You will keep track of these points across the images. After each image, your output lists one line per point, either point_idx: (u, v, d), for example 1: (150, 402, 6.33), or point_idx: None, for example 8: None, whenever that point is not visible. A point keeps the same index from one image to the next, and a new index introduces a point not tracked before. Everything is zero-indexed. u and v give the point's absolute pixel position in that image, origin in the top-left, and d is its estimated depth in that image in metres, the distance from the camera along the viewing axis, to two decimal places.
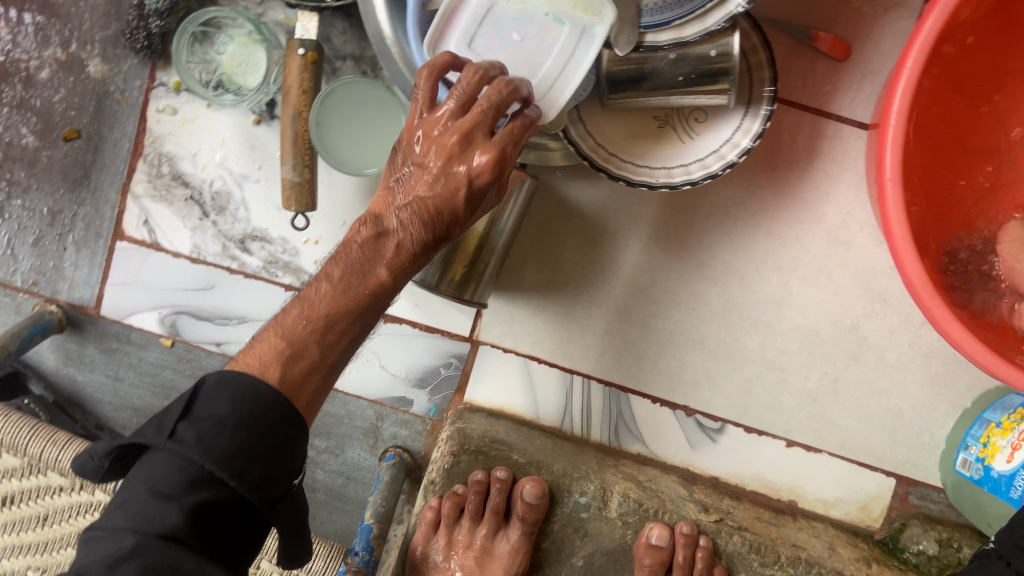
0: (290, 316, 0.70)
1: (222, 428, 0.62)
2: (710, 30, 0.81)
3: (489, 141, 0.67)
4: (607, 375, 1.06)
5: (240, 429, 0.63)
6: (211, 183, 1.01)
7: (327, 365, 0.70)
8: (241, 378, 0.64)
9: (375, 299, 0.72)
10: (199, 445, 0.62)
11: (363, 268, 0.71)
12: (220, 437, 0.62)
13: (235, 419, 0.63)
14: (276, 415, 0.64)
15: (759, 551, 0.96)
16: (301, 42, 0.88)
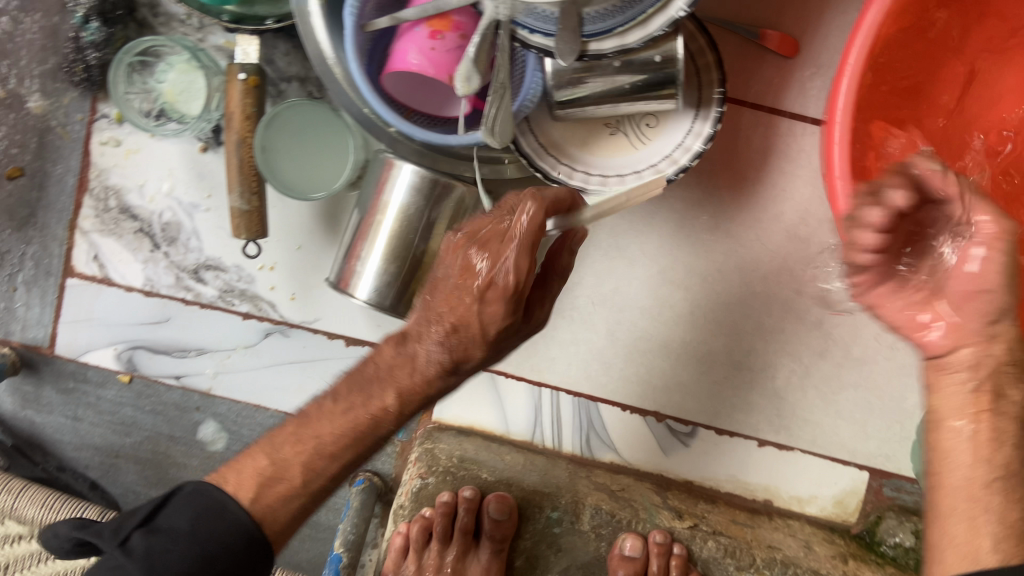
0: (284, 436, 0.75)
1: (179, 546, 0.68)
2: (653, 35, 0.80)
3: (502, 248, 0.64)
4: (576, 386, 1.04)
5: (193, 547, 0.68)
6: (160, 215, 0.99)
7: (307, 493, 0.75)
8: (213, 495, 0.71)
9: (375, 422, 0.73)
10: (155, 556, 0.67)
11: (368, 390, 0.73)
12: (176, 554, 0.67)
13: (195, 531, 0.69)
14: (230, 542, 0.70)
15: (734, 555, 1.00)
16: (241, 67, 0.86)
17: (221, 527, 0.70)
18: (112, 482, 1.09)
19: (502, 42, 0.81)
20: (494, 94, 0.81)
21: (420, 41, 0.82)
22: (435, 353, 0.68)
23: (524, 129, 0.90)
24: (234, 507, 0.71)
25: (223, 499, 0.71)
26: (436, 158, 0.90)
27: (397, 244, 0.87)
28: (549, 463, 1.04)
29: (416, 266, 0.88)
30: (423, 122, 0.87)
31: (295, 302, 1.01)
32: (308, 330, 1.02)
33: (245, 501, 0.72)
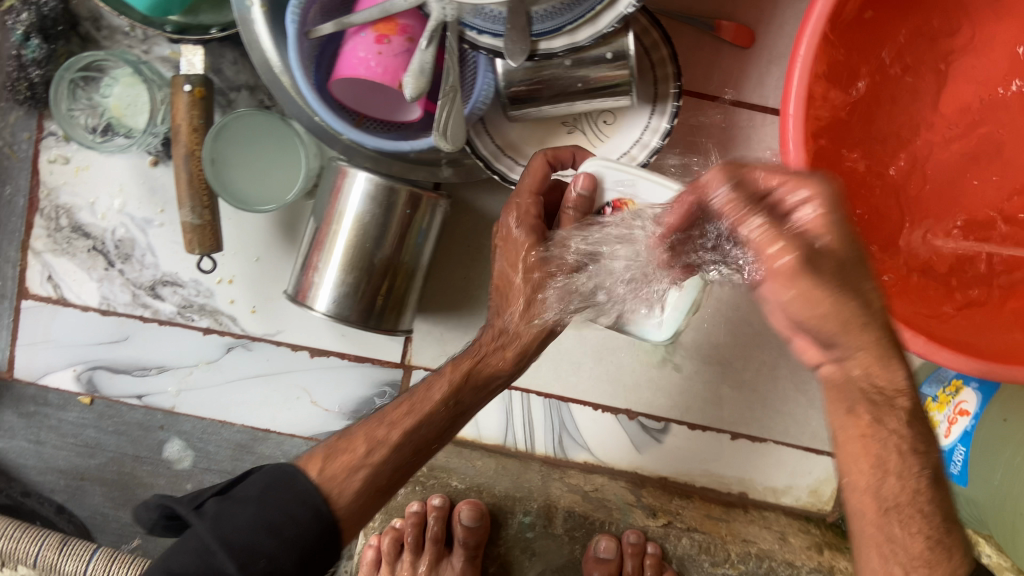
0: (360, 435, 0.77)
1: (245, 508, 0.70)
2: (602, 33, 0.79)
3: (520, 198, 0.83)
4: (547, 387, 1.02)
5: (260, 509, 0.70)
6: (114, 232, 0.98)
7: (372, 462, 0.74)
8: (285, 467, 0.73)
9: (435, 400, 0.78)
10: (222, 518, 0.70)
11: (435, 377, 0.80)
12: (243, 518, 0.70)
13: (264, 497, 0.71)
14: (298, 509, 0.70)
15: (708, 551, 0.99)
16: (185, 79, 0.83)
17: (294, 494, 0.71)
18: (79, 504, 1.05)
19: (451, 44, 0.79)
20: (445, 97, 0.79)
21: (367, 47, 0.80)
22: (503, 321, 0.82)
23: (479, 132, 0.89)
24: (304, 479, 0.72)
25: (295, 472, 0.73)
26: (390, 164, 0.89)
27: (355, 254, 0.85)
28: (521, 466, 1.03)
29: (374, 276, 0.86)
30: (375, 128, 0.86)
31: (257, 315, 0.99)
32: (271, 342, 1.00)
33: (313, 473, 0.73)
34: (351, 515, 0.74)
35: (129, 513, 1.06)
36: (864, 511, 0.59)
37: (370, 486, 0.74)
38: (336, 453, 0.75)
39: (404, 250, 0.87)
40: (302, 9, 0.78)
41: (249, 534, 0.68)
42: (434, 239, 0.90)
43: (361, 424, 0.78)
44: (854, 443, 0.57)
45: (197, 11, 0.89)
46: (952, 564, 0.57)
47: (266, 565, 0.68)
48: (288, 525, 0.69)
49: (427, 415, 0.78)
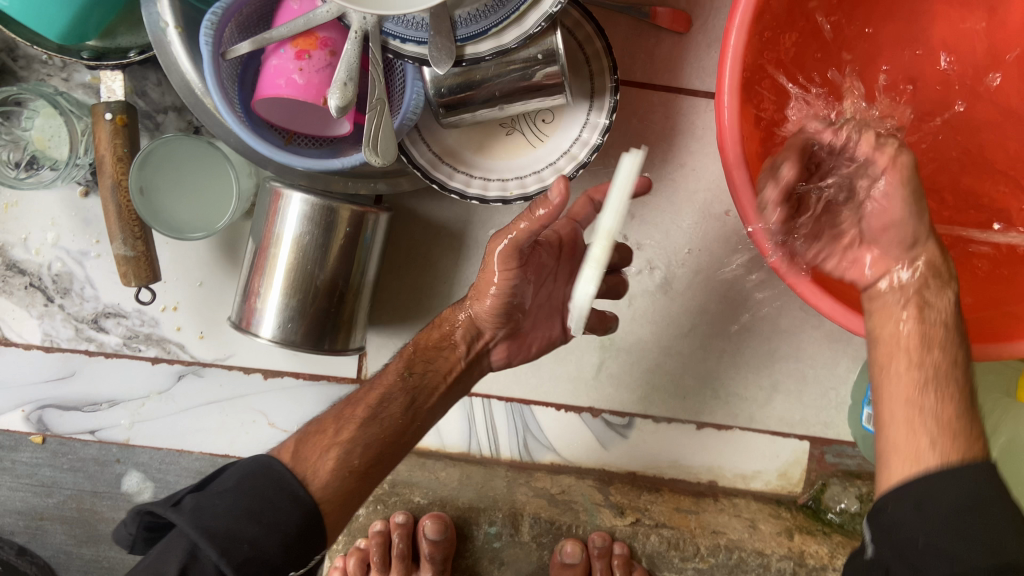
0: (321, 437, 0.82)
1: (224, 499, 0.76)
2: (529, 33, 0.77)
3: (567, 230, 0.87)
4: (507, 391, 1.00)
5: (237, 498, 0.76)
6: (50, 266, 0.94)
7: (344, 442, 0.81)
8: (256, 460, 0.80)
9: (388, 390, 0.84)
10: (203, 509, 0.75)
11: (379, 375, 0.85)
12: (223, 506, 0.76)
13: (241, 489, 0.77)
14: (270, 493, 0.77)
15: (677, 547, 1.00)
16: (105, 106, 0.81)
17: (269, 482, 0.78)
18: (41, 544, 1.05)
19: (375, 54, 0.77)
20: (372, 109, 0.77)
21: (286, 62, 0.77)
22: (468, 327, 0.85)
23: (415, 139, 0.87)
24: (278, 465, 0.80)
25: (270, 462, 0.81)
26: (326, 180, 0.87)
27: (296, 277, 0.83)
28: (487, 474, 1.01)
29: (317, 298, 0.84)
30: (306, 143, 0.84)
31: (205, 340, 0.97)
32: (222, 367, 0.98)
33: (288, 461, 0.81)
34: (331, 501, 0.80)
35: (94, 548, 1.05)
36: (902, 381, 0.65)
37: (345, 464, 0.81)
38: (310, 438, 0.82)
39: (350, 274, 0.85)
40: (216, 30, 0.76)
41: (230, 521, 0.74)
42: (378, 256, 0.89)
43: (336, 408, 0.86)
44: (895, 335, 0.67)
45: (114, 32, 0.87)
46: (972, 442, 0.62)
47: (249, 548, 0.74)
48: (266, 509, 0.76)
49: (383, 390, 0.84)
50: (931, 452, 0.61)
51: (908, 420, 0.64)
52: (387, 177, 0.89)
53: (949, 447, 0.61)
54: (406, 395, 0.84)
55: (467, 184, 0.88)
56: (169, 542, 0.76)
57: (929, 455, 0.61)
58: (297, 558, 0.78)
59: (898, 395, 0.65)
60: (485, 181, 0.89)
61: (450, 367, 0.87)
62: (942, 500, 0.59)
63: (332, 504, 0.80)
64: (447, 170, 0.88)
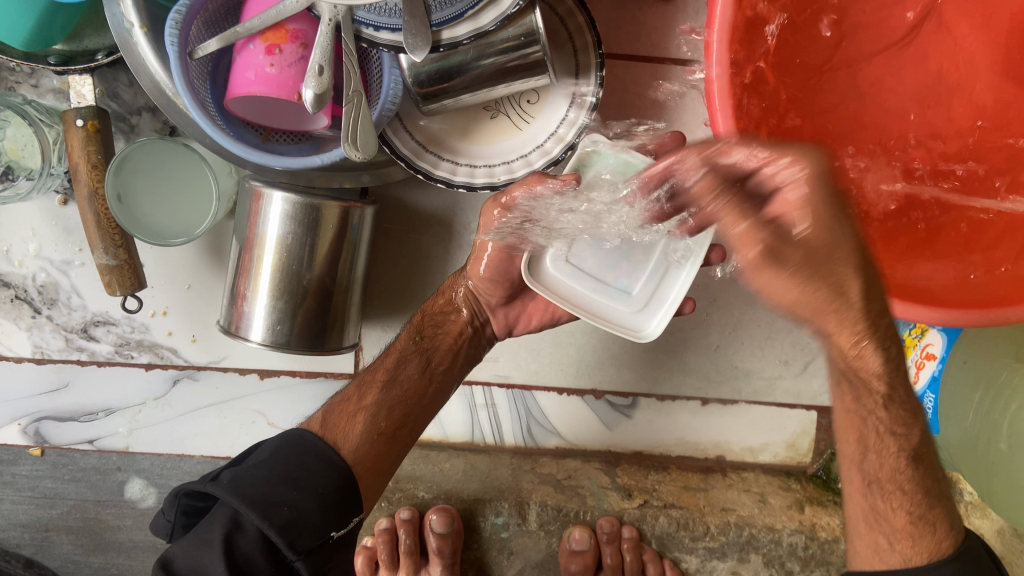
0: (345, 409, 0.79)
1: (262, 468, 0.71)
2: (506, 13, 0.74)
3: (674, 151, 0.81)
4: (508, 378, 0.98)
5: (272, 464, 0.72)
6: (34, 277, 0.92)
7: (369, 404, 0.79)
8: (288, 432, 0.76)
9: (405, 353, 0.82)
10: (239, 477, 0.71)
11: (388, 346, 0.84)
12: (259, 474, 0.71)
13: (276, 458, 0.73)
14: (305, 456, 0.73)
15: (687, 527, 0.97)
16: (75, 112, 0.78)
17: (303, 449, 0.74)
18: (48, 555, 1.05)
19: (347, 44, 0.74)
20: (348, 102, 0.74)
21: (257, 58, 0.75)
22: (457, 317, 0.85)
23: (397, 128, 0.84)
24: (311, 435, 0.75)
25: (301, 432, 0.76)
26: (309, 176, 0.85)
27: (283, 279, 0.81)
28: (492, 461, 1.00)
29: (307, 298, 0.82)
30: (284, 139, 0.82)
31: (197, 344, 0.95)
32: (217, 369, 0.97)
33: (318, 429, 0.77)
34: (365, 464, 0.77)
35: (102, 556, 1.05)
36: (854, 480, 0.68)
37: (374, 426, 0.78)
38: (336, 407, 0.79)
39: (342, 273, 0.84)
40: (182, 28, 0.73)
41: (269, 489, 0.69)
42: (367, 253, 0.87)
43: (355, 380, 0.83)
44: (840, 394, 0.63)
45: (80, 36, 0.84)
46: (937, 538, 0.65)
47: (289, 511, 0.69)
48: (303, 475, 0.72)
49: (398, 353, 0.83)
50: (893, 553, 0.65)
51: (871, 512, 0.67)
52: (372, 169, 0.86)
53: (911, 550, 0.64)
54: (421, 358, 0.83)
55: (454, 172, 0.86)
56: (210, 519, 0.71)
57: (890, 555, 0.65)
58: (340, 524, 0.72)
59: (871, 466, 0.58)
60: (471, 168, 0.86)
61: (462, 330, 0.86)
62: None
63: (363, 467, 0.76)
64: (433, 157, 0.85)
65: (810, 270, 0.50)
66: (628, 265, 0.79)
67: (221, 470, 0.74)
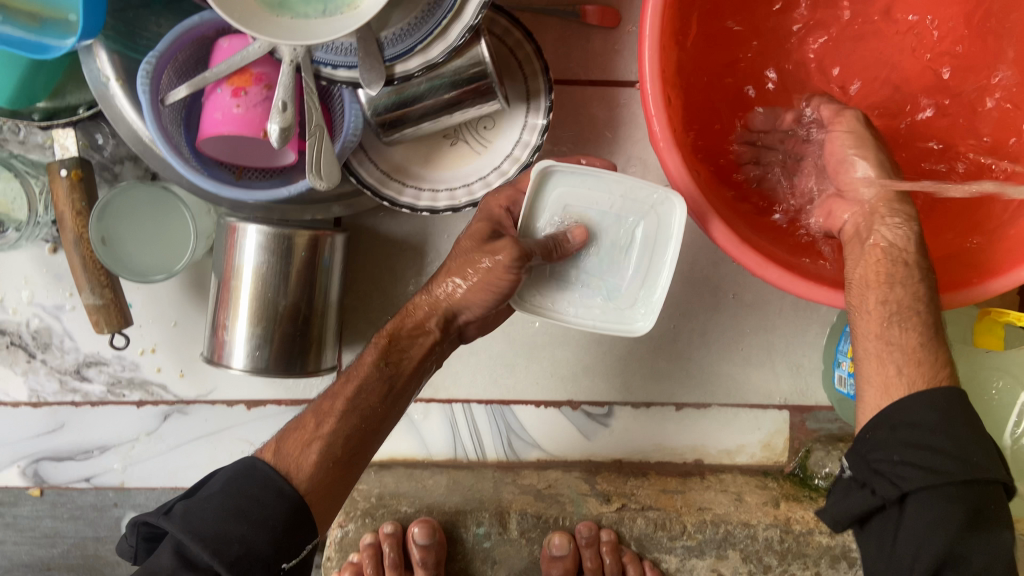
0: (296, 437, 0.80)
1: (212, 502, 0.74)
2: (453, 45, 0.79)
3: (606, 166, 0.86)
4: (487, 394, 1.02)
5: (222, 498, 0.75)
6: (28, 323, 0.97)
7: (325, 433, 0.79)
8: (241, 460, 0.78)
9: (369, 375, 0.82)
10: (190, 513, 0.74)
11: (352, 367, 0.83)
12: (209, 509, 0.74)
13: (227, 490, 0.75)
14: (256, 487, 0.76)
15: (664, 527, 1.01)
16: (59, 163, 0.84)
17: (255, 480, 0.76)
18: None
19: (308, 83, 0.79)
20: (310, 136, 0.79)
21: (224, 101, 0.80)
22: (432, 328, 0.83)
23: (361, 158, 0.89)
24: (263, 465, 0.78)
25: (254, 460, 0.78)
26: (282, 210, 0.89)
27: (260, 306, 0.86)
28: (476, 476, 1.03)
29: (284, 325, 0.86)
30: (256, 176, 0.88)
31: (186, 378, 0.99)
32: (206, 402, 1.01)
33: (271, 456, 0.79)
34: (316, 492, 0.78)
35: None
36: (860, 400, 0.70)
37: (329, 455, 0.79)
38: (291, 434, 0.80)
39: (314, 296, 0.88)
40: (153, 76, 0.78)
41: (218, 524, 0.73)
42: (341, 277, 0.91)
43: (314, 405, 0.83)
44: (869, 267, 0.70)
45: (62, 92, 0.89)
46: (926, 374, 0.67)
47: (240, 547, 0.73)
48: (253, 508, 0.74)
49: (363, 380, 0.82)
50: None
51: (879, 354, 0.68)
52: (342, 199, 0.91)
53: None
54: (383, 383, 0.82)
55: (416, 198, 0.91)
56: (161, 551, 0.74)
57: (898, 384, 0.67)
58: (294, 548, 0.76)
59: (869, 333, 0.69)
60: (433, 193, 0.91)
61: (426, 349, 0.84)
62: (921, 419, 0.65)
63: (317, 496, 0.78)
64: (396, 185, 0.90)
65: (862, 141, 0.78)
66: (613, 266, 0.81)
67: (173, 502, 0.77)
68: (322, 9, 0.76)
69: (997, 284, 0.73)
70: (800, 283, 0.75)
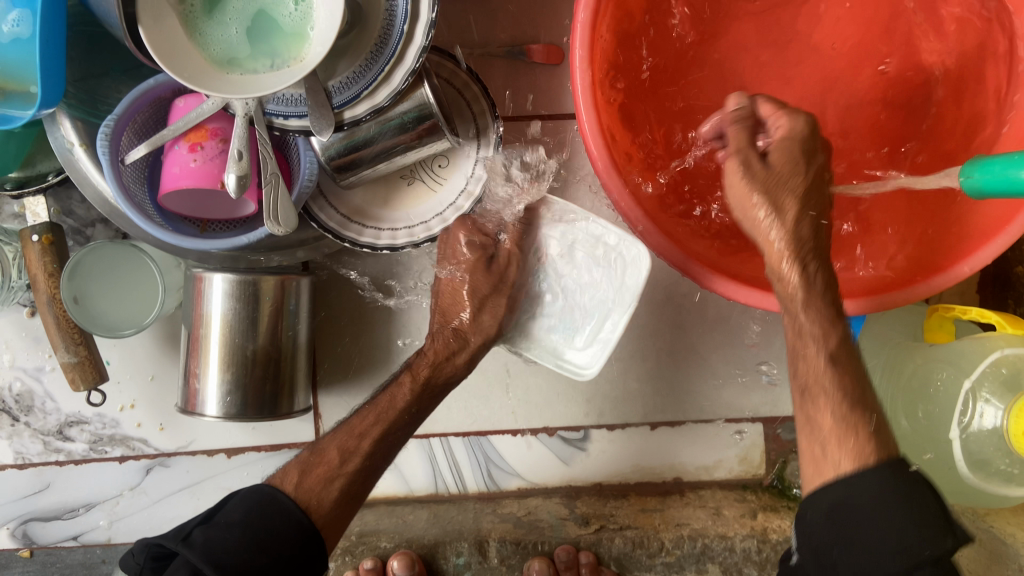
0: (314, 474, 0.82)
1: (233, 532, 0.75)
2: (398, 89, 0.83)
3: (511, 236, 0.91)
4: (464, 426, 1.04)
5: (244, 528, 0.76)
6: (10, 387, 0.99)
7: (347, 471, 0.84)
8: (264, 490, 0.80)
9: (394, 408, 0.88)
10: (212, 542, 0.74)
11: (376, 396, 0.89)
12: (232, 540, 0.75)
13: (248, 521, 0.76)
14: (273, 520, 0.77)
15: (643, 545, 1.01)
16: (30, 229, 0.86)
17: (277, 512, 0.78)
18: None
19: (261, 134, 0.82)
20: (267, 183, 0.82)
21: (182, 157, 0.84)
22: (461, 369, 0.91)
23: (321, 203, 0.92)
24: (283, 498, 0.80)
25: (273, 492, 0.80)
26: (247, 258, 0.93)
27: (229, 352, 0.88)
28: (457, 508, 1.05)
29: (254, 369, 0.89)
30: (220, 228, 0.91)
31: (166, 431, 1.02)
32: (187, 454, 1.03)
33: (292, 488, 0.81)
34: (331, 522, 0.81)
35: None
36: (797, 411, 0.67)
37: (347, 492, 0.83)
38: (311, 469, 0.83)
39: (281, 338, 0.91)
40: (113, 137, 0.81)
41: (239, 555, 0.74)
42: (308, 321, 0.94)
43: (332, 435, 0.86)
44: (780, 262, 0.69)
45: (33, 161, 0.93)
46: (862, 441, 0.62)
47: None
48: (274, 543, 0.76)
49: (390, 422, 0.87)
50: (827, 458, 0.63)
51: (808, 426, 0.65)
52: (308, 245, 0.95)
53: (840, 454, 0.62)
54: (408, 417, 0.88)
55: (376, 237, 0.94)
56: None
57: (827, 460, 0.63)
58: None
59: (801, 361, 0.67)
60: (393, 232, 0.94)
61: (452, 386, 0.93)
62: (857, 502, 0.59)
63: (331, 526, 0.81)
64: (358, 226, 0.93)
65: (767, 185, 0.68)
66: (580, 312, 0.89)
67: (189, 526, 0.78)
68: (270, 63, 0.79)
69: (941, 279, 0.72)
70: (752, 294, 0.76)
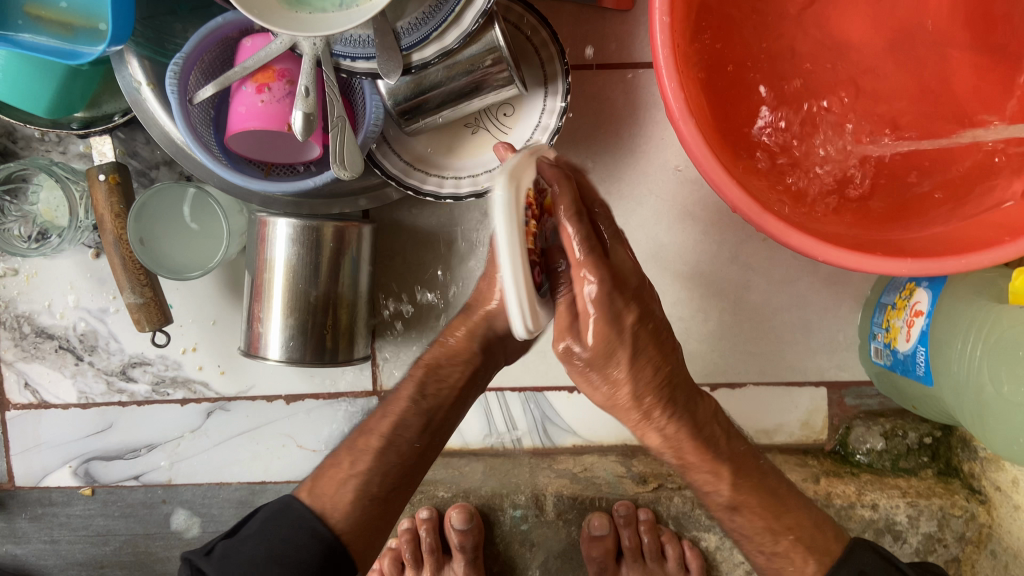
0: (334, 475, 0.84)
1: (249, 545, 0.79)
2: (467, 31, 0.80)
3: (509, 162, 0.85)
4: (520, 381, 1.03)
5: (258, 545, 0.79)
6: (74, 327, 1.00)
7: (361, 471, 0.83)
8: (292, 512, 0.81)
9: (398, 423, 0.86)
10: (229, 556, 0.79)
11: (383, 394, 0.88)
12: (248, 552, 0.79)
13: (264, 532, 0.80)
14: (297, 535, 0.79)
15: (700, 506, 1.02)
16: (97, 168, 0.86)
17: (292, 521, 0.80)
18: None
19: (329, 75, 0.80)
20: (332, 128, 0.81)
21: (249, 98, 0.83)
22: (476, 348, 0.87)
23: (385, 150, 0.91)
24: (301, 506, 0.82)
25: (291, 500, 0.83)
26: (309, 205, 0.91)
27: (293, 297, 0.88)
28: (512, 463, 1.05)
29: (316, 315, 0.88)
30: (285, 173, 0.91)
31: (226, 374, 1.02)
32: (247, 398, 1.03)
33: (308, 498, 0.83)
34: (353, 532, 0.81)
35: None
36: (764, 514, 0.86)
37: (367, 492, 0.82)
38: (327, 474, 0.84)
39: (354, 290, 0.91)
40: (180, 77, 0.80)
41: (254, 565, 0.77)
42: (370, 266, 0.94)
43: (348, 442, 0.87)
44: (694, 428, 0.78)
45: (99, 103, 0.93)
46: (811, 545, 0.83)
47: None
48: (291, 551, 0.78)
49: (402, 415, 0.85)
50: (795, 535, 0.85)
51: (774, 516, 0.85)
52: (368, 192, 0.93)
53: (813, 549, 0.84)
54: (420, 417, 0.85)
55: (438, 186, 0.92)
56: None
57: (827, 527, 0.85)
58: None
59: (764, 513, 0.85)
60: (457, 180, 0.93)
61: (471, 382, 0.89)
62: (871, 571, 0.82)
63: (357, 537, 0.81)
64: (420, 173, 0.92)
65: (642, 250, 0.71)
66: None
67: (218, 540, 0.83)
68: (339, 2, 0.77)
69: None
70: (831, 252, 0.71)
